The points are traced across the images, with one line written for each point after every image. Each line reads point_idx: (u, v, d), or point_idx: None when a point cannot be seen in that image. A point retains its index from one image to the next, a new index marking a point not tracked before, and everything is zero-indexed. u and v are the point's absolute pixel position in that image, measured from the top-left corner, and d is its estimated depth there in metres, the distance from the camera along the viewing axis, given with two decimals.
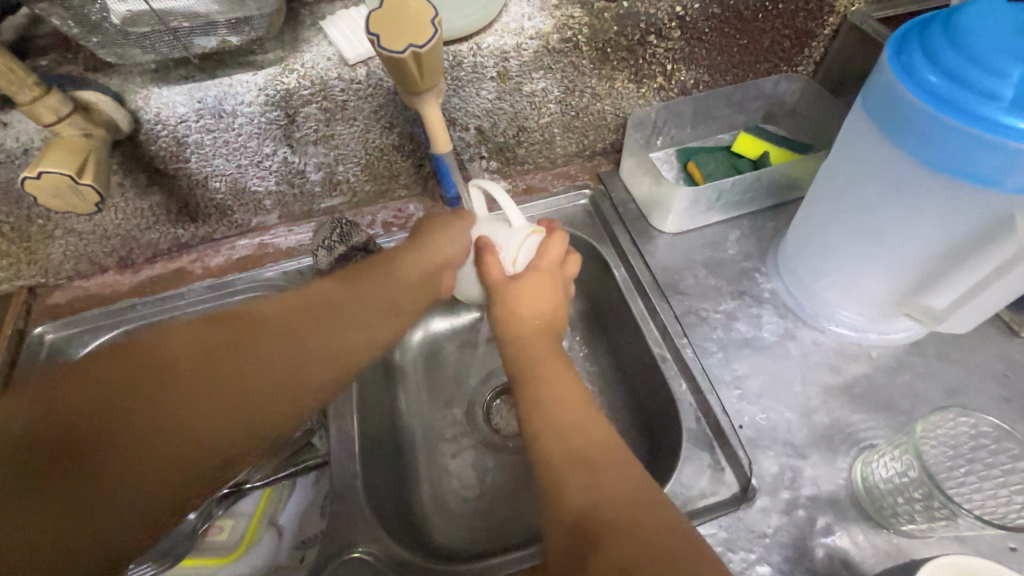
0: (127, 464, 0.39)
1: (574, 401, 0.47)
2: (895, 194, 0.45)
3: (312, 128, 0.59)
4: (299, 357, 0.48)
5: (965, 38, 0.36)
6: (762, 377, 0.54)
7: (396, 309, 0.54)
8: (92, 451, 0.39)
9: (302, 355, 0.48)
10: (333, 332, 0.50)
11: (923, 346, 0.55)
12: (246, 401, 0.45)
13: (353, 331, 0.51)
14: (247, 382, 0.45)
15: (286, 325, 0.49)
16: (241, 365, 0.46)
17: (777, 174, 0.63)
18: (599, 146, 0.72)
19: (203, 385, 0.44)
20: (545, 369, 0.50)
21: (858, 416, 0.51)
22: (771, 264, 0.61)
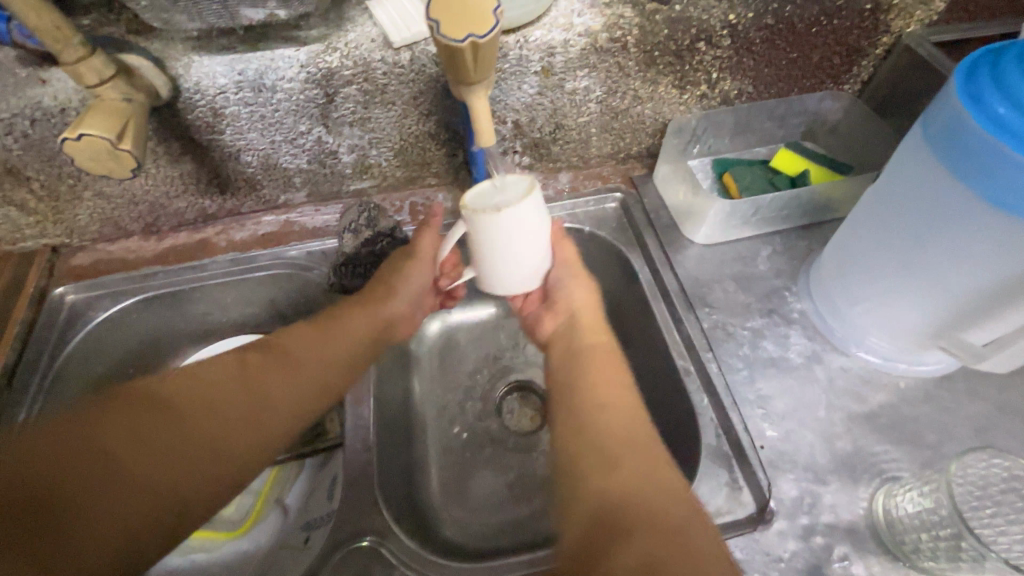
0: (94, 509, 0.41)
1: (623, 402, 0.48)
2: (944, 226, 0.44)
3: (349, 109, 0.58)
4: (247, 419, 0.48)
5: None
6: (786, 399, 0.53)
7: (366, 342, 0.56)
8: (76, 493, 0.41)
9: (266, 411, 0.49)
10: (277, 390, 0.50)
11: (953, 381, 0.54)
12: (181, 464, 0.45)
13: (285, 394, 0.51)
14: (188, 438, 0.46)
15: (228, 378, 0.50)
16: (190, 427, 0.46)
17: (816, 194, 0.61)
18: (634, 149, 0.71)
19: (173, 437, 0.46)
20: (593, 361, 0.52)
21: (882, 446, 0.50)
22: (801, 283, 0.60)
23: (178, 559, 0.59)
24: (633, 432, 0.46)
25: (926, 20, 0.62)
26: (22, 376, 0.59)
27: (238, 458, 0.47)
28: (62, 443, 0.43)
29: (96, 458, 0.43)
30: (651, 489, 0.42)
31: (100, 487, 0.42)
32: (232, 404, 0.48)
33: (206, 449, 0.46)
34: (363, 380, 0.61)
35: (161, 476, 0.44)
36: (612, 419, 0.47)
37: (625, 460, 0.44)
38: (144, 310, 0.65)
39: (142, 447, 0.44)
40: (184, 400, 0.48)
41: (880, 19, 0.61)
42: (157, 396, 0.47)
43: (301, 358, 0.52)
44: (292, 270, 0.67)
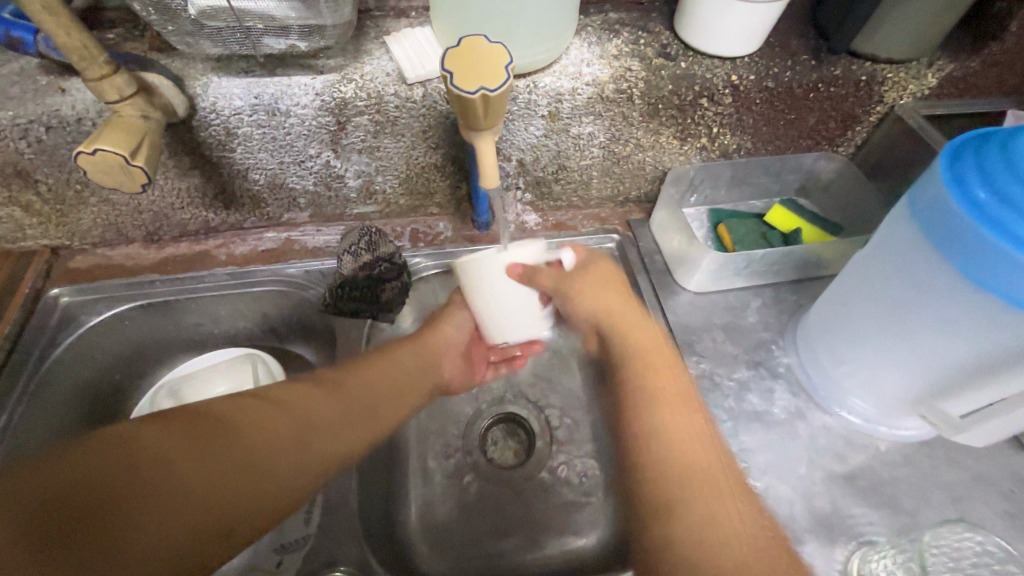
0: (150, 510, 0.33)
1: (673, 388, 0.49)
2: (929, 301, 0.45)
3: (359, 138, 0.60)
4: (304, 435, 0.42)
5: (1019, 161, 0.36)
6: (768, 454, 0.53)
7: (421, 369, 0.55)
8: (139, 487, 0.33)
9: (326, 429, 0.44)
10: (342, 404, 0.46)
11: (932, 447, 0.54)
12: (239, 477, 0.37)
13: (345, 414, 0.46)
14: (250, 449, 0.39)
15: (285, 394, 0.45)
16: (250, 439, 0.39)
17: (807, 252, 0.63)
18: (633, 193, 0.73)
19: (236, 445, 0.39)
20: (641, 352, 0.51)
21: (859, 508, 0.51)
22: (788, 337, 0.62)
23: None
24: (695, 459, 0.42)
25: (918, 94, 0.64)
26: (8, 376, 0.59)
27: (294, 479, 0.40)
28: (94, 448, 0.34)
29: (144, 464, 0.34)
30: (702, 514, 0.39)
31: (169, 485, 0.34)
32: (290, 419, 0.43)
33: (269, 462, 0.39)
34: None
35: (222, 487, 0.36)
36: (676, 447, 0.43)
37: (663, 477, 0.42)
38: (137, 317, 0.66)
39: (216, 443, 0.38)
40: (242, 413, 0.41)
41: (875, 90, 0.64)
42: (209, 407, 0.40)
43: (359, 380, 0.49)
44: (289, 288, 0.67)
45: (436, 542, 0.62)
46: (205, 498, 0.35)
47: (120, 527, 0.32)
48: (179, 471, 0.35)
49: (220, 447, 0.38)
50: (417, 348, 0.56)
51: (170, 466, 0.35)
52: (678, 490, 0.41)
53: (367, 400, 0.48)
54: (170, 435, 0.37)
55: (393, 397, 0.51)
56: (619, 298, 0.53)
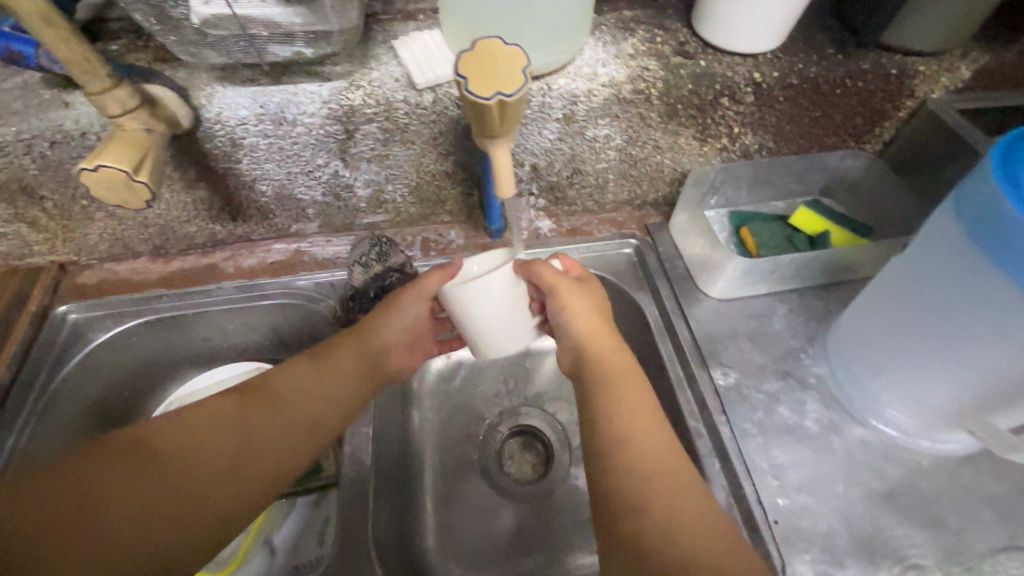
0: (119, 531, 0.38)
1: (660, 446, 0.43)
2: (979, 308, 0.42)
3: (368, 146, 0.58)
4: (238, 466, 0.45)
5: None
6: (802, 471, 0.51)
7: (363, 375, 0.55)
8: (99, 515, 0.38)
9: (255, 452, 0.46)
10: (272, 417, 0.49)
11: (977, 461, 0.51)
12: (170, 499, 0.41)
13: (279, 426, 0.48)
14: (183, 469, 0.42)
15: (201, 414, 0.47)
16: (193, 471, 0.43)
17: (837, 256, 0.60)
18: (650, 196, 0.71)
19: (170, 468, 0.42)
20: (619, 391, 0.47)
21: (902, 527, 0.48)
22: (819, 345, 0.59)
23: None
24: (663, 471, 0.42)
25: (951, 88, 0.61)
26: (16, 396, 0.58)
27: (202, 491, 0.42)
28: (74, 480, 0.39)
29: (95, 498, 0.39)
30: (685, 547, 0.37)
31: (116, 509, 0.39)
32: (234, 449, 0.45)
33: (196, 478, 0.43)
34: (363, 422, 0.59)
35: (190, 508, 0.41)
36: (637, 453, 0.42)
37: (637, 511, 0.39)
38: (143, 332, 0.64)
39: (148, 467, 0.42)
40: (170, 436, 0.44)
41: (905, 84, 0.61)
42: (164, 444, 0.44)
43: (310, 396, 0.51)
44: (299, 300, 0.66)
45: (454, 561, 0.61)
46: (165, 530, 0.40)
47: (87, 546, 0.37)
48: (140, 494, 0.40)
49: (140, 480, 0.41)
50: (356, 351, 0.54)
51: (92, 500, 0.39)
52: (641, 492, 0.40)
53: (309, 424, 0.50)
54: (104, 461, 0.41)
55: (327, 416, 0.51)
56: (599, 326, 0.52)
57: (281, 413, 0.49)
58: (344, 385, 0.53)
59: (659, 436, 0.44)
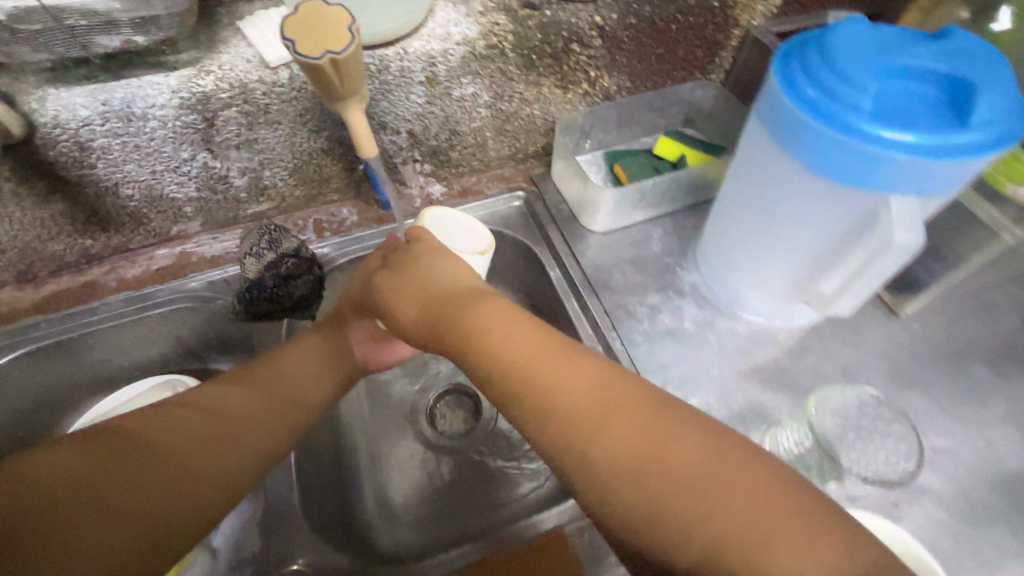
0: (77, 521, 0.37)
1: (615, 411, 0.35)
2: (789, 195, 0.49)
3: (233, 132, 0.57)
4: (217, 437, 0.45)
5: (830, 61, 0.40)
6: (683, 365, 0.58)
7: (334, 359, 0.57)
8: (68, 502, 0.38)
9: (235, 429, 0.46)
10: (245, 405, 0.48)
11: (823, 329, 0.60)
12: (152, 488, 0.40)
13: (254, 414, 0.48)
14: (161, 456, 0.41)
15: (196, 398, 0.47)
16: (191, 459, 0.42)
17: (694, 175, 0.67)
18: (531, 148, 0.74)
19: (149, 454, 0.41)
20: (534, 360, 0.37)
21: (766, 394, 0.56)
22: (690, 258, 0.66)
23: None
24: (655, 461, 0.33)
25: (767, 14, 0.69)
26: None
27: (193, 476, 0.42)
28: (28, 479, 0.38)
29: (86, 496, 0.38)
30: (730, 521, 0.31)
31: (80, 500, 0.38)
32: (212, 428, 0.45)
33: (174, 467, 0.41)
34: None
35: (151, 497, 0.39)
36: (610, 457, 0.34)
37: (659, 526, 0.32)
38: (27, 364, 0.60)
39: (119, 457, 0.40)
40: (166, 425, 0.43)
41: (729, 15, 0.68)
42: (149, 432, 0.42)
43: (278, 376, 0.52)
44: (194, 302, 0.64)
45: (394, 520, 0.63)
46: (131, 523, 0.38)
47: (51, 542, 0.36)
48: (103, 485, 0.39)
49: (128, 468, 0.40)
50: (325, 339, 0.57)
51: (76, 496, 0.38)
52: (652, 491, 0.32)
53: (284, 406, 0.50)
54: (77, 454, 0.40)
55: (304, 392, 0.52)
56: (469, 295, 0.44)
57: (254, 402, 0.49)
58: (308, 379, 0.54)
59: (631, 418, 0.35)
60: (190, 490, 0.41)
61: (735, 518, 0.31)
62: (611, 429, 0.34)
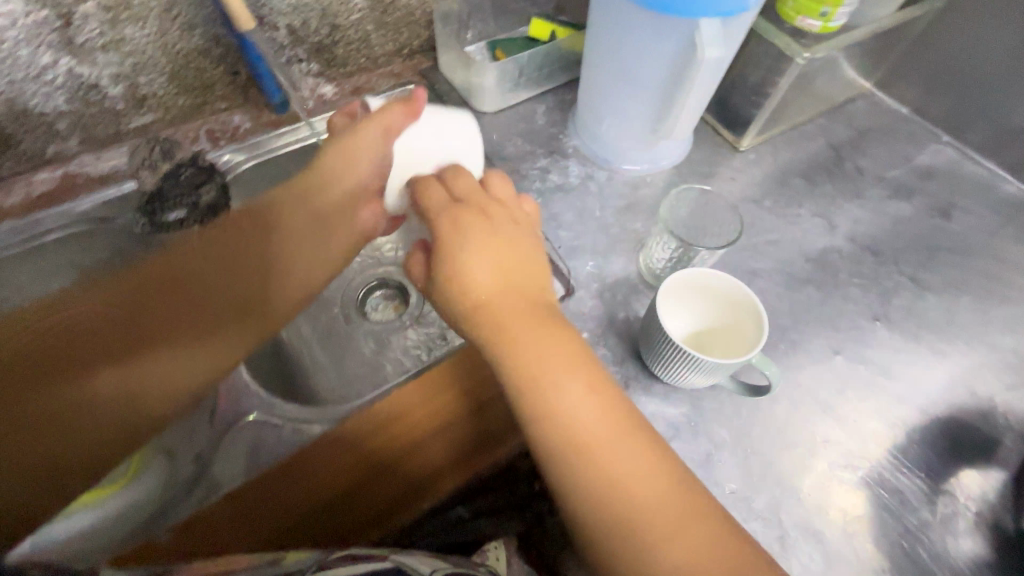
0: None
1: (565, 356, 0.42)
2: (635, 42, 0.58)
3: (95, 31, 0.55)
4: (137, 344, 0.36)
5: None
6: (572, 212, 0.67)
7: (270, 235, 0.45)
8: None
9: (191, 347, 0.39)
10: (180, 310, 0.39)
11: (682, 169, 0.71)
12: (100, 432, 0.35)
13: (194, 340, 0.39)
14: (75, 405, 0.33)
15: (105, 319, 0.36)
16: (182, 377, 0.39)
17: (564, 48, 0.74)
18: (416, 43, 0.78)
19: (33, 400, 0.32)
20: (509, 316, 0.43)
21: (641, 223, 0.66)
22: (571, 125, 0.74)
23: None
24: (584, 418, 0.40)
25: None
26: None
27: (151, 407, 0.37)
28: None
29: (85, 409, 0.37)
30: (676, 551, 0.37)
31: None
32: (139, 334, 0.37)
33: (121, 392, 0.35)
34: None
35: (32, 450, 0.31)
36: (554, 412, 0.40)
37: (588, 456, 0.39)
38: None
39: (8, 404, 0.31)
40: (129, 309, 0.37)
41: None
42: (98, 383, 0.34)
43: (192, 284, 0.40)
44: (91, 222, 0.63)
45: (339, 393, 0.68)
46: (153, 413, 0.38)
47: None
48: None
49: (15, 418, 0.31)
50: (250, 215, 0.45)
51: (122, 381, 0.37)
52: (620, 530, 0.38)
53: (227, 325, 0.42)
54: None
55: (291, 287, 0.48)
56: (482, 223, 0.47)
57: (184, 309, 0.39)
58: (238, 282, 0.41)
59: (578, 382, 0.41)
60: (155, 402, 0.37)
61: (631, 474, 0.39)
62: (560, 378, 0.41)
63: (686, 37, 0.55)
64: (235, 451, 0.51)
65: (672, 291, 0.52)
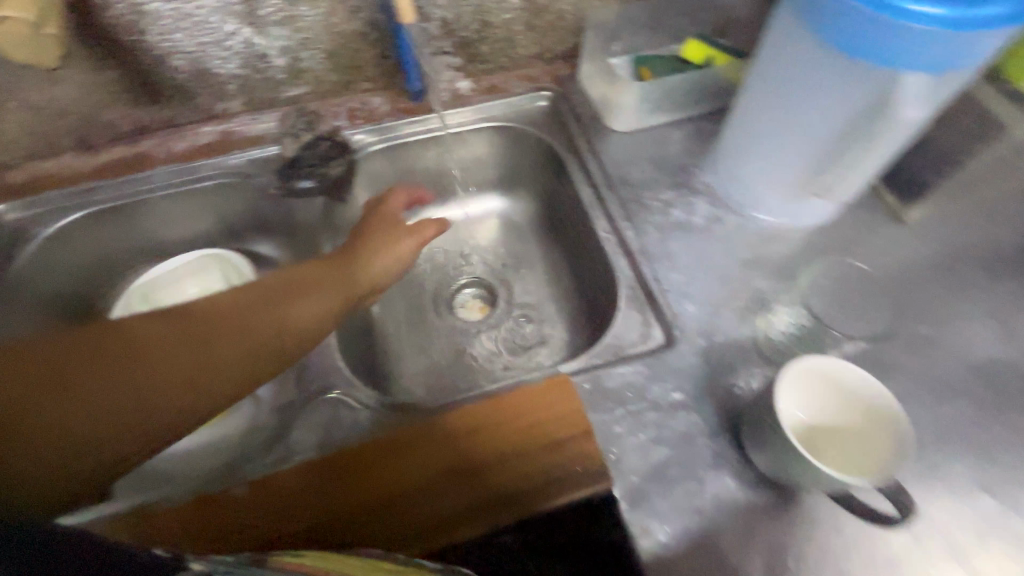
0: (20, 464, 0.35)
1: None
2: (812, 85, 0.52)
3: (275, 6, 0.60)
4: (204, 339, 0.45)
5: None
6: (690, 254, 0.61)
7: (323, 281, 0.54)
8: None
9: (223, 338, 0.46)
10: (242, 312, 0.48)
11: (827, 229, 0.63)
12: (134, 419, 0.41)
13: (239, 348, 0.46)
14: (145, 373, 0.42)
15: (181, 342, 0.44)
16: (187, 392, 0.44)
17: (718, 76, 0.69)
18: (559, 49, 0.75)
19: (126, 372, 0.41)
20: None
21: (766, 282, 0.59)
22: (707, 160, 0.68)
23: None
24: None
25: None
26: None
27: (182, 399, 0.43)
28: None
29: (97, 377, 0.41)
30: None
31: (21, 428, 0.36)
32: (196, 345, 0.45)
33: (176, 379, 0.43)
34: None
35: (84, 423, 0.39)
36: None
37: None
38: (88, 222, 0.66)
39: (107, 375, 0.40)
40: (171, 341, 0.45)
41: None
42: (175, 373, 0.43)
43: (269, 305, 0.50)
44: (236, 177, 0.69)
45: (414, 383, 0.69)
46: (149, 427, 0.41)
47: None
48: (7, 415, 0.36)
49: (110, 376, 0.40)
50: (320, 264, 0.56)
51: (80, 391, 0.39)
52: None
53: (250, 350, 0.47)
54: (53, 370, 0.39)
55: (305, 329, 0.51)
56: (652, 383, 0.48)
57: (249, 319, 0.48)
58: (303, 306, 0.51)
59: None
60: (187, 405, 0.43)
61: None
62: None
63: (873, 89, 0.48)
64: (314, 420, 0.53)
65: (786, 376, 0.44)
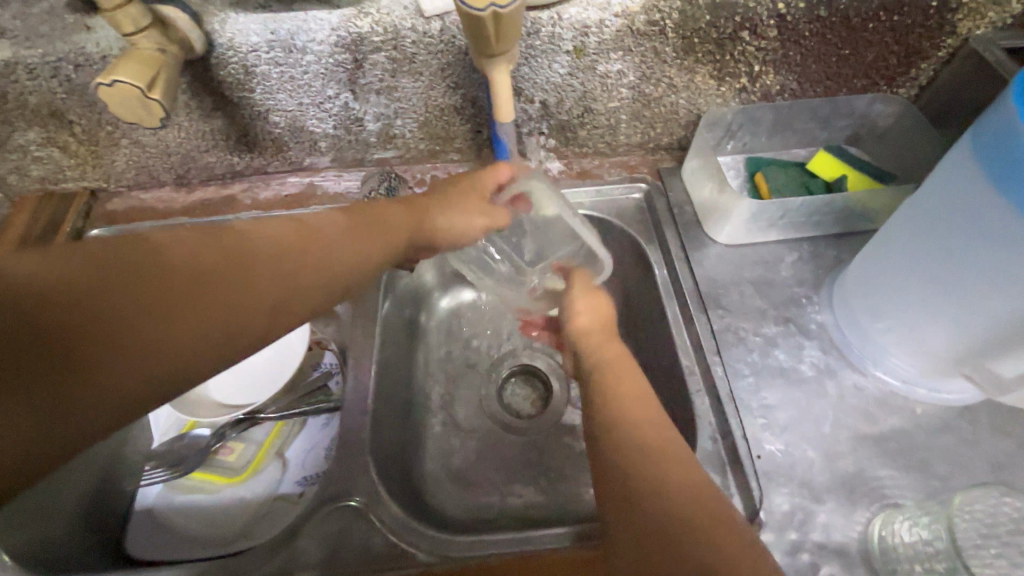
0: (129, 344, 0.34)
1: None
2: (982, 248, 0.41)
3: (377, 76, 0.58)
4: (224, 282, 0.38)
5: None
6: (790, 411, 0.51)
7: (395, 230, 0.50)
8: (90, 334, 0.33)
9: (176, 339, 0.36)
10: (262, 286, 0.40)
11: (976, 413, 0.50)
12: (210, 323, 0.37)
13: (189, 323, 0.36)
14: (94, 351, 0.33)
15: (194, 304, 0.37)
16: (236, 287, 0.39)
17: (850, 201, 0.58)
18: (665, 139, 0.68)
19: (77, 368, 0.32)
20: None
21: (887, 470, 0.48)
22: (824, 294, 0.58)
23: (178, 497, 0.61)
24: None
25: (998, 24, 0.57)
26: None
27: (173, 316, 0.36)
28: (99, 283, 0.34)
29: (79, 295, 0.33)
30: None
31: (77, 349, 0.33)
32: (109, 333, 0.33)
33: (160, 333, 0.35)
34: (365, 347, 0.62)
35: (187, 340, 0.36)
36: None
37: None
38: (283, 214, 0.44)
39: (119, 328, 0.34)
40: (252, 245, 0.41)
41: (947, 19, 0.56)
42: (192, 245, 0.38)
43: (262, 275, 0.40)
44: None
45: (448, 481, 0.63)
46: (144, 343, 0.35)
47: (90, 357, 0.33)
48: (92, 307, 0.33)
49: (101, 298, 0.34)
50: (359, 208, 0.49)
51: (93, 333, 0.33)
52: None
53: (218, 324, 0.37)
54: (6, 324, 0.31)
55: (335, 282, 0.44)
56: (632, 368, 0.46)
57: (221, 323, 0.38)
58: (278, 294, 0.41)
59: None
60: (228, 318, 0.38)
61: None
62: None
63: None
64: (325, 530, 0.51)
65: None
